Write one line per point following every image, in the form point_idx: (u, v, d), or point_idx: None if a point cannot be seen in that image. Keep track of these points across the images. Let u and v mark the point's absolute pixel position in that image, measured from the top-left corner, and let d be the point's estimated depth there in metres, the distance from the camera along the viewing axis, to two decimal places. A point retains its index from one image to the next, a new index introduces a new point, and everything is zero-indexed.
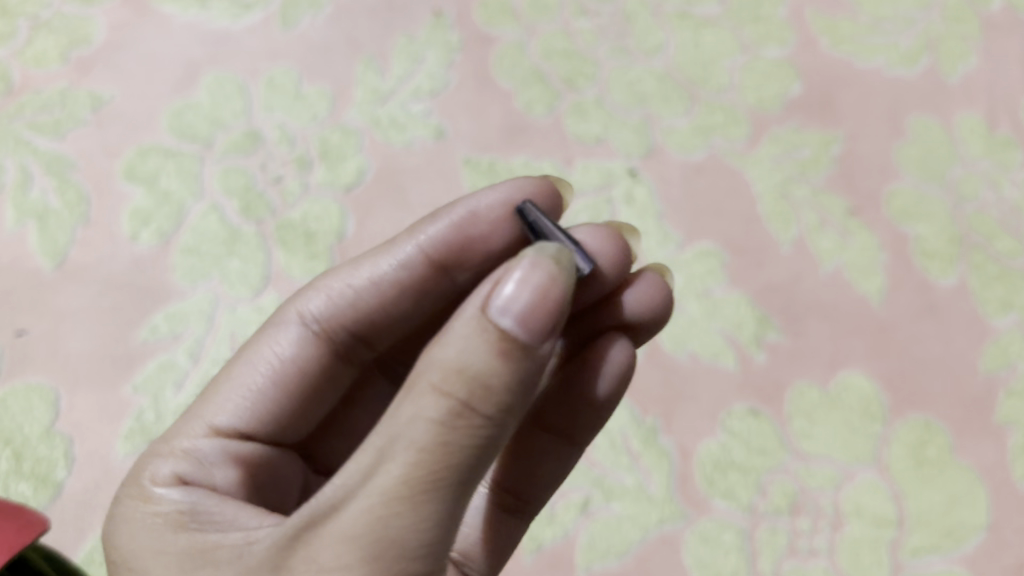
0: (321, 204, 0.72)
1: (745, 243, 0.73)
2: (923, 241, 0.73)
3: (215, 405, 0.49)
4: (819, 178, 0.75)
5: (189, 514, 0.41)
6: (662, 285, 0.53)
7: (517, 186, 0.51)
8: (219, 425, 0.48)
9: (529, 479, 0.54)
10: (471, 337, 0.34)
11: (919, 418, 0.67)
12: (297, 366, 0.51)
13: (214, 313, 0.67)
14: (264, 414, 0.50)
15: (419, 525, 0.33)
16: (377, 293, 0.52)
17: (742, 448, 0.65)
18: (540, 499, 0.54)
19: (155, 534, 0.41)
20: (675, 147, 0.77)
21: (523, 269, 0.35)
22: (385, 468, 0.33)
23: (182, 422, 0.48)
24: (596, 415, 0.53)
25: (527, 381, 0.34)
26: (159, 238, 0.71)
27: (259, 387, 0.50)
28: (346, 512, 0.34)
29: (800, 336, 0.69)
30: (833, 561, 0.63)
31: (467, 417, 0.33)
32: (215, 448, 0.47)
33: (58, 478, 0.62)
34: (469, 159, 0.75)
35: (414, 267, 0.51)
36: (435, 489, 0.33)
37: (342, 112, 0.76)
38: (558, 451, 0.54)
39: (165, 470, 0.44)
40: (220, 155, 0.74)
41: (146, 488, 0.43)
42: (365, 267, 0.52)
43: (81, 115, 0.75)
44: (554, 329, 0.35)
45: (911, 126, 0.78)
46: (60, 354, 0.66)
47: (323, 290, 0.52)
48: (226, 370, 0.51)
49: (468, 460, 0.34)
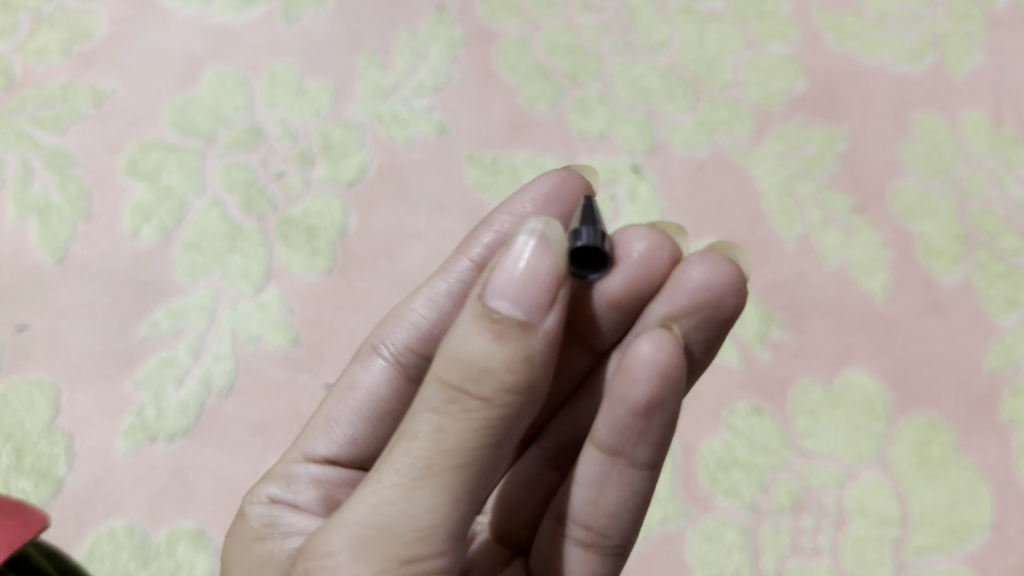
0: (323, 200, 0.72)
1: (749, 240, 0.72)
2: (928, 239, 0.73)
3: (312, 438, 0.51)
4: (823, 175, 0.75)
5: (270, 526, 0.44)
6: (723, 265, 0.45)
7: (558, 183, 0.50)
8: (313, 453, 0.51)
9: (587, 506, 0.45)
10: (468, 320, 0.34)
11: (923, 416, 0.66)
12: (377, 396, 0.52)
13: (215, 309, 0.67)
14: (357, 444, 0.51)
15: (413, 512, 0.33)
16: (437, 310, 0.52)
17: (746, 446, 0.65)
18: (610, 526, 0.45)
19: (245, 541, 0.44)
20: (679, 143, 0.76)
21: (518, 248, 0.34)
22: (390, 457, 0.34)
23: (285, 456, 0.52)
24: (649, 423, 0.43)
25: (532, 362, 0.33)
26: (161, 233, 0.70)
27: (350, 421, 0.51)
28: (354, 501, 0.34)
29: (804, 334, 0.69)
30: (836, 560, 0.62)
31: (464, 402, 0.33)
32: (309, 474, 0.49)
33: (58, 474, 0.61)
34: (472, 155, 0.75)
35: (468, 277, 0.51)
36: (429, 475, 0.33)
37: (345, 108, 0.76)
38: (611, 470, 0.44)
39: (265, 492, 0.48)
40: (222, 151, 0.73)
41: (244, 508, 0.47)
42: (424, 293, 0.52)
43: (83, 109, 0.75)
44: (555, 302, 0.34)
45: (916, 123, 0.78)
46: (61, 349, 0.66)
47: (395, 324, 0.53)
48: (319, 410, 0.53)
49: (465, 448, 0.33)
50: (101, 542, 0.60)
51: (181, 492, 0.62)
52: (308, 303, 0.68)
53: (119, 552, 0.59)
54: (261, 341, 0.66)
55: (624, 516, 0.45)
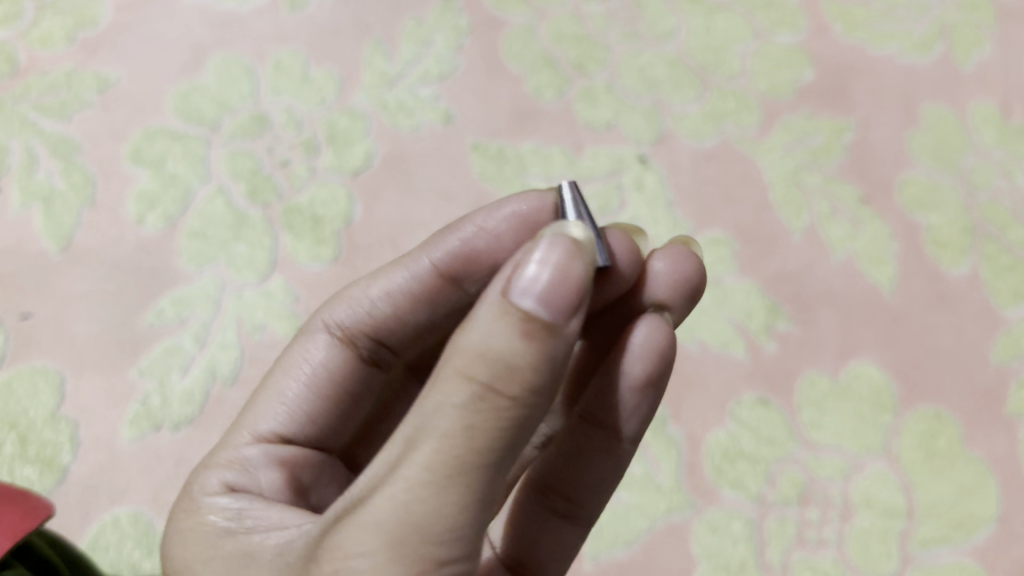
0: (329, 188, 0.72)
1: (755, 231, 0.72)
2: (935, 231, 0.72)
3: (256, 415, 0.49)
4: (831, 166, 0.75)
5: (237, 519, 0.41)
6: (687, 256, 0.48)
7: (531, 203, 0.49)
8: (261, 432, 0.48)
9: (574, 482, 0.50)
10: (493, 319, 0.34)
11: (929, 408, 0.66)
12: (329, 373, 0.50)
13: (220, 298, 0.67)
14: (305, 419, 0.49)
15: (445, 511, 0.33)
16: (394, 302, 0.51)
17: (751, 437, 0.65)
18: (591, 498, 0.51)
19: (203, 541, 0.40)
20: (686, 133, 0.76)
21: (543, 250, 0.35)
22: (411, 455, 0.33)
23: (225, 437, 0.48)
24: (641, 400, 0.48)
25: (555, 361, 0.34)
26: (166, 221, 0.70)
27: (298, 398, 0.50)
28: (375, 499, 0.33)
29: (811, 326, 0.69)
30: (842, 552, 0.62)
31: (493, 400, 0.33)
32: (261, 453, 0.46)
33: (63, 462, 0.61)
34: (478, 144, 0.75)
35: (427, 279, 0.50)
36: (460, 473, 0.33)
37: (350, 96, 0.76)
38: (605, 446, 0.50)
39: (215, 480, 0.44)
40: (227, 139, 0.73)
41: (197, 499, 0.43)
42: (381, 279, 0.51)
43: (88, 97, 0.75)
44: (580, 305, 0.35)
45: (924, 114, 0.78)
46: (66, 336, 0.66)
47: (346, 301, 0.52)
48: (263, 385, 0.51)
49: (495, 444, 0.33)
50: (105, 530, 0.60)
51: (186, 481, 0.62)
52: (313, 293, 0.68)
53: (123, 541, 0.59)
54: (266, 330, 0.66)
55: (603, 489, 0.51)
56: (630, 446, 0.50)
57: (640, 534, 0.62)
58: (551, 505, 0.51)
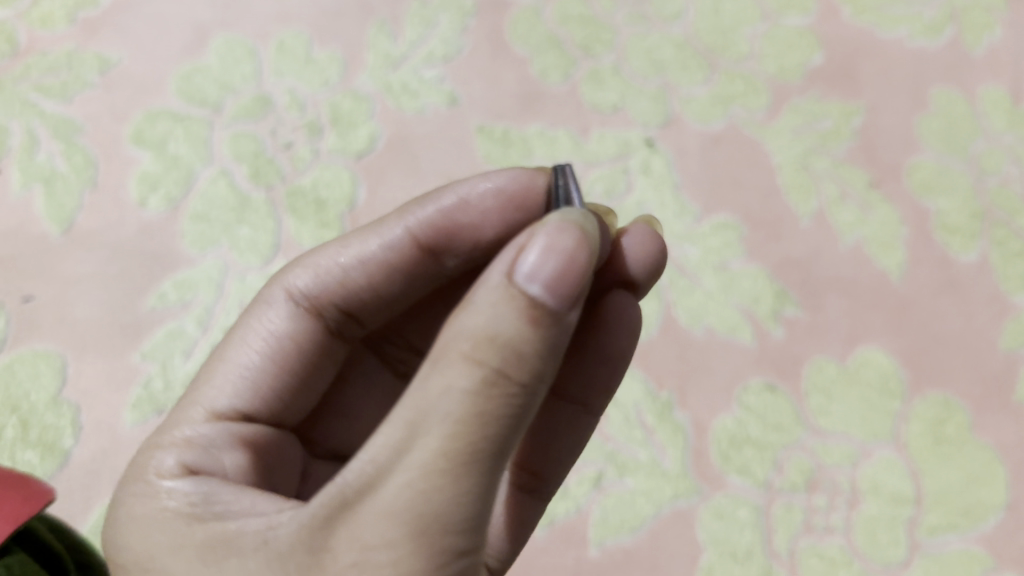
0: (332, 171, 0.71)
1: (764, 216, 0.71)
2: (944, 216, 0.72)
3: (212, 389, 0.47)
4: (840, 150, 0.74)
5: (202, 505, 0.39)
6: (652, 234, 0.48)
7: (517, 178, 0.48)
8: (219, 408, 0.46)
9: (546, 457, 0.52)
10: (499, 305, 0.34)
11: (937, 394, 0.66)
12: (293, 344, 0.49)
13: (224, 281, 0.66)
14: (265, 392, 0.48)
15: (460, 499, 0.33)
16: (367, 271, 0.49)
17: (758, 423, 0.64)
18: (555, 472, 0.52)
19: (167, 527, 0.39)
20: (693, 116, 0.75)
21: (547, 236, 0.35)
22: (420, 442, 0.33)
23: (177, 412, 0.46)
24: (614, 374, 0.51)
25: (558, 348, 0.35)
26: (168, 204, 0.69)
27: (257, 369, 0.48)
28: (384, 489, 0.33)
29: (818, 311, 0.68)
30: (849, 539, 0.62)
31: (502, 386, 0.33)
32: (218, 432, 0.45)
33: (65, 446, 0.61)
34: (483, 127, 0.74)
35: (402, 250, 0.49)
36: (473, 461, 0.33)
37: (353, 78, 0.75)
38: (574, 420, 0.51)
39: (170, 461, 0.42)
40: (230, 121, 0.72)
41: (152, 482, 0.41)
42: (353, 246, 0.49)
43: (89, 78, 0.74)
44: (582, 292, 0.35)
45: (933, 98, 0.77)
46: (68, 319, 0.65)
47: (311, 267, 0.49)
48: (219, 353, 0.49)
49: (506, 430, 0.33)
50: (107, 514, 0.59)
51: None
52: None
53: None
54: None
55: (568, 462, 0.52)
56: (595, 421, 0.52)
57: (645, 521, 0.61)
58: (517, 480, 0.51)
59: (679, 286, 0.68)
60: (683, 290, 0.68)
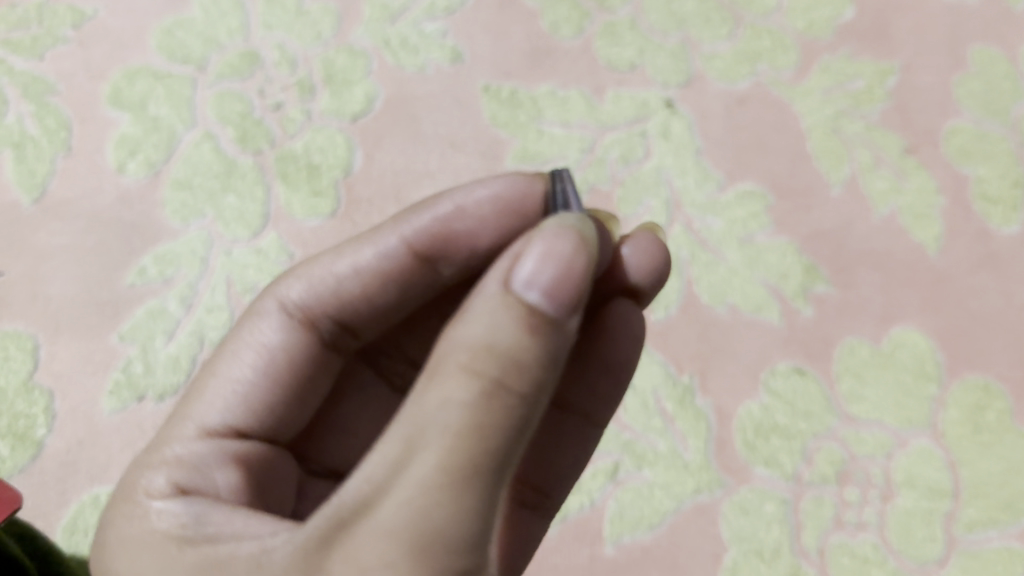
0: (326, 134, 0.66)
1: (792, 184, 0.66)
2: (984, 184, 0.67)
3: (204, 403, 0.43)
4: (873, 113, 0.68)
5: (194, 526, 0.35)
6: (657, 241, 0.43)
7: (516, 184, 0.43)
8: (211, 424, 0.42)
9: (552, 474, 0.47)
10: (495, 313, 0.30)
11: (977, 378, 0.61)
12: (286, 358, 0.44)
13: (208, 256, 0.61)
14: (259, 407, 0.43)
15: (463, 516, 0.29)
16: (362, 282, 0.44)
17: (786, 410, 0.60)
18: (561, 487, 0.47)
19: (157, 551, 0.35)
20: (716, 74, 0.69)
21: (545, 241, 0.32)
22: (419, 456, 0.29)
23: (168, 428, 0.42)
24: (619, 384, 0.46)
25: (560, 358, 0.31)
26: (148, 169, 0.64)
27: (250, 383, 0.43)
28: (380, 509, 0.29)
29: (850, 287, 0.63)
30: (883, 536, 0.57)
31: (503, 396, 0.29)
32: (210, 449, 0.41)
33: (38, 437, 0.56)
34: (489, 87, 0.68)
35: (397, 257, 0.44)
36: (475, 476, 0.29)
37: (349, 32, 0.69)
38: (578, 433, 0.47)
39: (160, 480, 0.38)
40: (215, 79, 0.66)
41: (139, 503, 0.37)
42: (346, 255, 0.44)
43: (62, 32, 0.68)
44: (583, 301, 0.31)
45: (972, 57, 0.71)
46: (40, 297, 0.60)
47: (304, 276, 0.44)
48: (210, 368, 0.44)
49: (509, 445, 0.29)
50: (84, 511, 0.55)
51: None
52: (310, 250, 0.62)
53: None
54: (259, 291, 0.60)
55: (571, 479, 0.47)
56: (601, 434, 0.48)
57: (665, 516, 0.57)
58: (518, 495, 0.47)
59: (701, 261, 0.63)
60: (706, 265, 0.63)
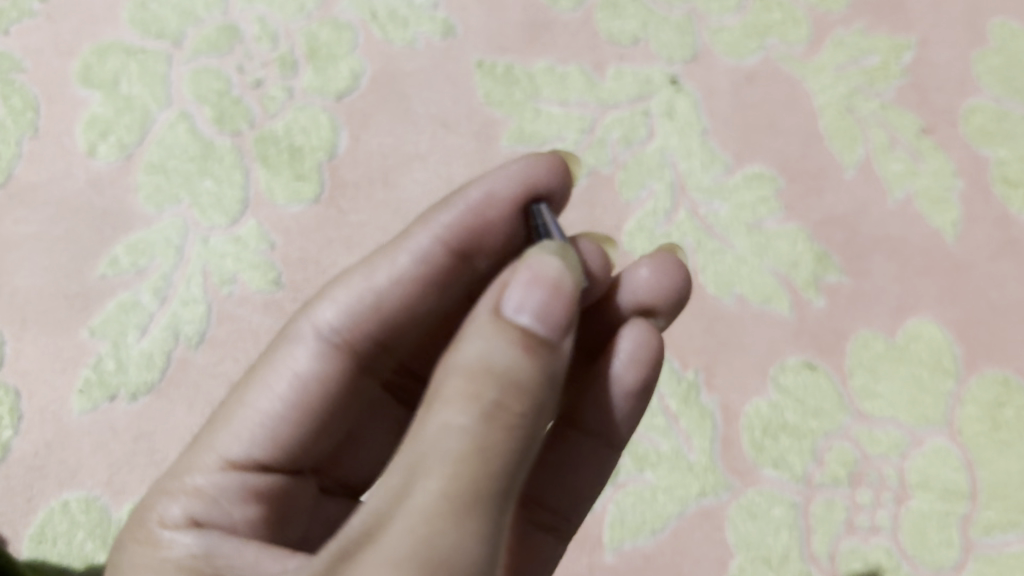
0: (309, 114, 0.62)
1: (803, 166, 0.62)
2: (1004, 166, 0.63)
3: (227, 433, 0.39)
4: (888, 90, 0.65)
5: (205, 558, 0.34)
6: (675, 263, 0.44)
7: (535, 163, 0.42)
8: (234, 456, 0.39)
9: (569, 495, 0.44)
10: (488, 335, 0.28)
11: (995, 372, 0.58)
12: (318, 384, 0.41)
13: (184, 245, 0.57)
14: (288, 440, 0.40)
15: (472, 545, 0.25)
16: (400, 292, 0.41)
17: (796, 408, 0.57)
18: (577, 508, 0.45)
19: None
20: (723, 49, 0.66)
21: (529, 266, 0.30)
22: (419, 485, 0.26)
23: (187, 456, 0.39)
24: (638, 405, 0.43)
25: (557, 381, 0.29)
26: (120, 151, 0.60)
27: (281, 413, 0.40)
28: (378, 543, 0.25)
29: (864, 276, 0.60)
30: (897, 540, 0.54)
31: (504, 418, 0.27)
32: (231, 484, 0.38)
33: (4, 439, 0.53)
34: (482, 63, 0.64)
35: (434, 259, 0.41)
36: (480, 501, 0.26)
37: (333, 3, 0.65)
38: (593, 454, 0.44)
39: (175, 511, 0.36)
40: (191, 55, 0.63)
41: (154, 532, 0.35)
42: (379, 265, 0.41)
43: (29, 5, 0.64)
44: (573, 325, 0.30)
45: (992, 31, 0.67)
46: (6, 289, 0.57)
47: (335, 296, 0.41)
48: (235, 394, 0.40)
49: (512, 471, 0.26)
50: (52, 518, 0.52)
51: (147, 459, 0.53)
52: (292, 238, 0.59)
53: (74, 531, 0.51)
54: (237, 283, 0.57)
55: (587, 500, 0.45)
56: (618, 457, 0.45)
57: (669, 521, 0.54)
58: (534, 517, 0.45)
59: (706, 249, 0.59)
60: (712, 253, 0.59)
